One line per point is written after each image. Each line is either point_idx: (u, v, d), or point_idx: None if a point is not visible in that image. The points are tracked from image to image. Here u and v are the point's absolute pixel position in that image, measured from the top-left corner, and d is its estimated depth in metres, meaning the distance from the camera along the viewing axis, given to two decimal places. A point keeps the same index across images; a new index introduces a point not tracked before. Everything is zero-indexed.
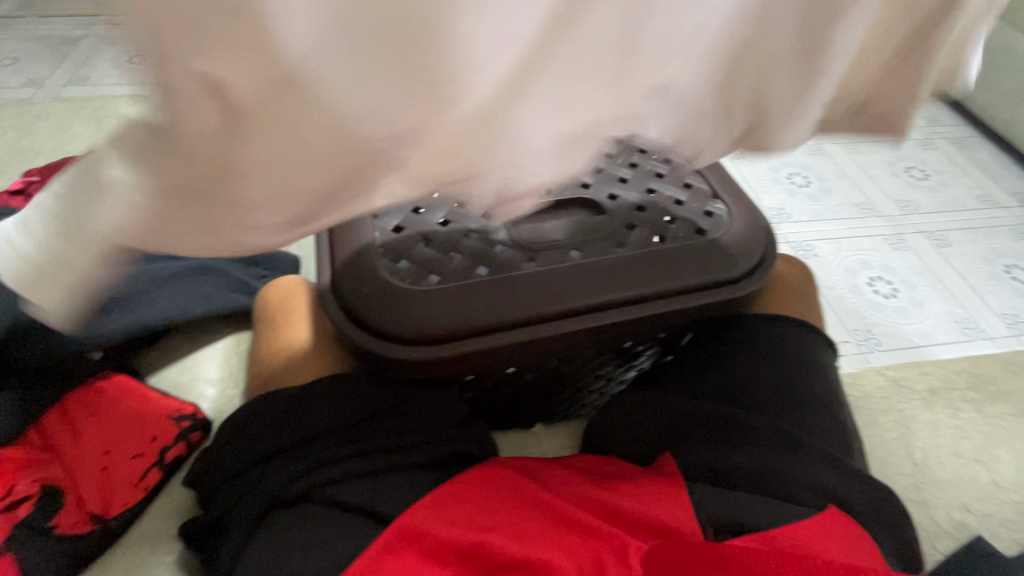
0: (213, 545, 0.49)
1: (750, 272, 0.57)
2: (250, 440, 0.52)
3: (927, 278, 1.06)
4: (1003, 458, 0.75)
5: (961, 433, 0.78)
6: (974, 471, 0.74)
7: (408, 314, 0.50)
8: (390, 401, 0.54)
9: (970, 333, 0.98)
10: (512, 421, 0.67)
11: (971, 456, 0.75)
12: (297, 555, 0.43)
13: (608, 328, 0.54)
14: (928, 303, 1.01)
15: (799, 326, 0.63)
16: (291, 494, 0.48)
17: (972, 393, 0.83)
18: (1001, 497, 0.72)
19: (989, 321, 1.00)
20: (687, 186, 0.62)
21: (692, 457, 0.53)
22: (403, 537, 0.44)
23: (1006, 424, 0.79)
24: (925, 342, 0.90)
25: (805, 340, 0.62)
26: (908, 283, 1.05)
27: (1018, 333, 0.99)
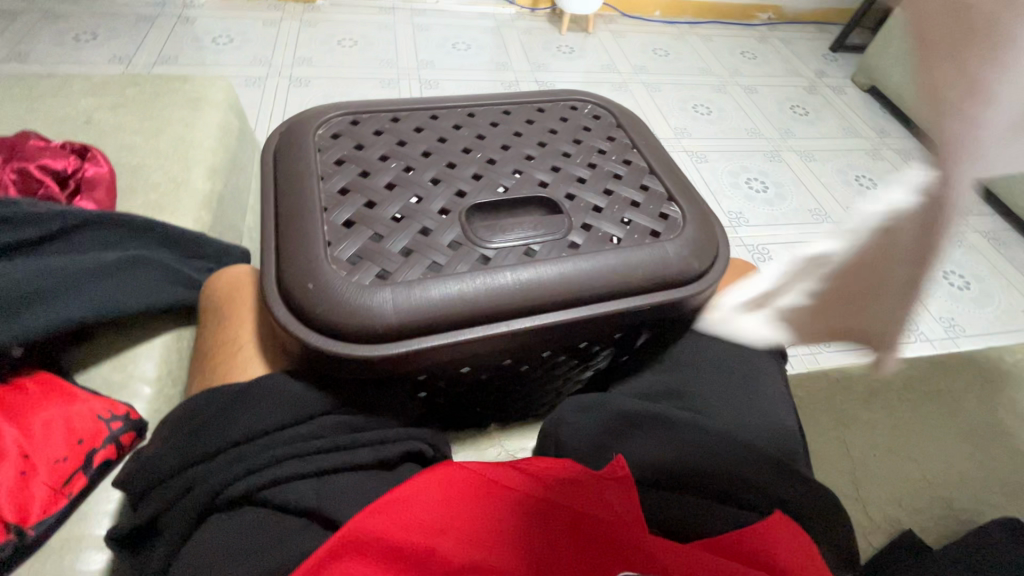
0: (146, 550, 0.46)
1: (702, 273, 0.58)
2: (186, 439, 0.48)
3: None
4: (934, 455, 0.79)
5: (898, 432, 0.81)
6: (909, 467, 0.78)
7: (358, 309, 0.48)
8: (338, 400, 0.52)
9: (911, 335, 1.04)
10: (468, 423, 0.66)
11: (906, 454, 0.79)
12: (236, 562, 0.41)
13: (565, 327, 0.53)
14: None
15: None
16: (229, 498, 0.45)
17: (908, 394, 0.87)
18: (932, 493, 0.75)
19: (927, 324, 1.06)
20: (643, 188, 0.63)
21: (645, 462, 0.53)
22: (352, 543, 0.42)
23: (939, 422, 0.83)
24: None
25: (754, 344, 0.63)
26: None
27: (952, 336, 1.05)
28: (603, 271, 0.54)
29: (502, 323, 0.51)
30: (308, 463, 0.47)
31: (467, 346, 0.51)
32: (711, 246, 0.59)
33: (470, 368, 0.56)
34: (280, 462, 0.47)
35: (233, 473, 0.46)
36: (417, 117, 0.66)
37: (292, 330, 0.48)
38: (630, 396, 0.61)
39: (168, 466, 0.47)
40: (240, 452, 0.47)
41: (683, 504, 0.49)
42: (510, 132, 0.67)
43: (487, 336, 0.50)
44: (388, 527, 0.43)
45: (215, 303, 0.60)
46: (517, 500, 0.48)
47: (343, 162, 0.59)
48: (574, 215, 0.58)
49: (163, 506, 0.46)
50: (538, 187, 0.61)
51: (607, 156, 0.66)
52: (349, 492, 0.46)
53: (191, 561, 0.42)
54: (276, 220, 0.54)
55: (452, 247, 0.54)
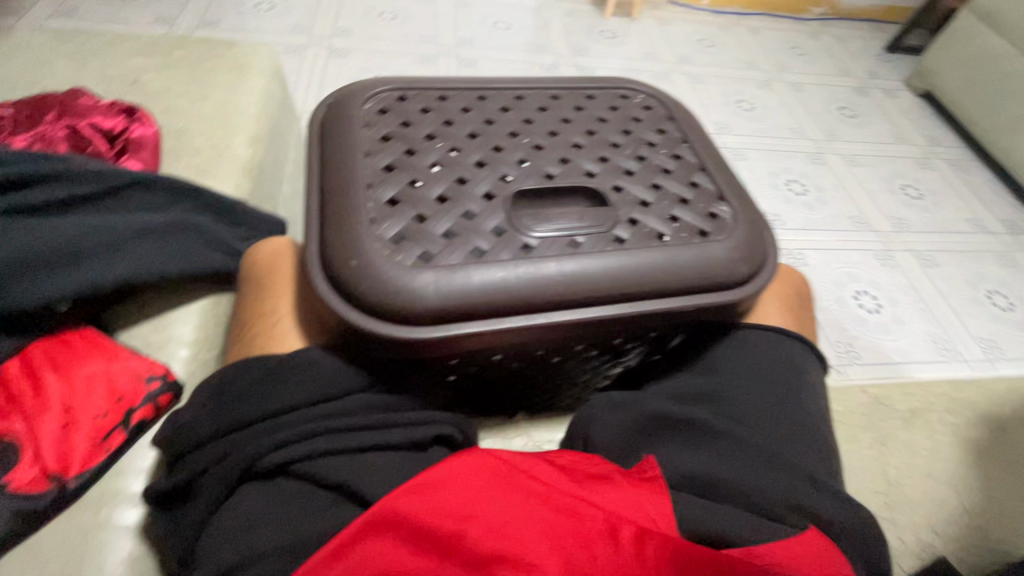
0: (181, 511, 0.47)
1: (750, 278, 0.56)
2: (225, 405, 0.49)
3: (911, 296, 1.12)
4: (975, 482, 0.76)
5: (937, 455, 0.79)
6: (945, 491, 0.75)
7: (400, 290, 0.47)
8: (373, 380, 0.52)
9: (947, 354, 1.03)
10: (496, 410, 0.66)
11: (945, 479, 0.76)
12: (272, 529, 0.43)
13: (604, 322, 0.52)
14: (910, 320, 1.07)
15: (794, 341, 0.63)
16: (266, 466, 0.46)
17: (949, 416, 0.84)
18: (970, 521, 0.72)
19: (965, 344, 1.04)
20: (693, 185, 0.61)
21: (675, 464, 0.52)
22: (382, 521, 0.43)
23: (981, 448, 0.80)
24: (902, 359, 1.00)
25: (796, 354, 0.61)
26: (892, 299, 1.10)
27: (992, 358, 1.03)
28: (647, 268, 0.52)
29: (541, 315, 0.50)
30: (342, 439, 0.47)
31: (505, 335, 0.50)
32: (759, 250, 0.57)
33: (504, 356, 0.55)
34: (315, 436, 0.47)
35: (270, 443, 0.46)
36: (464, 97, 0.65)
37: (333, 306, 0.48)
38: (661, 396, 0.60)
39: (205, 432, 0.48)
40: (277, 423, 0.48)
41: (713, 511, 0.48)
42: (558, 118, 0.65)
43: (526, 327, 0.49)
44: (415, 507, 0.44)
45: (254, 274, 0.61)
46: (546, 493, 0.48)
47: (389, 138, 0.58)
48: (620, 209, 0.57)
49: (200, 470, 0.47)
50: (584, 177, 0.59)
51: (657, 149, 0.64)
52: (384, 470, 0.46)
53: (229, 528, 0.43)
54: (320, 195, 0.54)
55: (495, 234, 0.53)
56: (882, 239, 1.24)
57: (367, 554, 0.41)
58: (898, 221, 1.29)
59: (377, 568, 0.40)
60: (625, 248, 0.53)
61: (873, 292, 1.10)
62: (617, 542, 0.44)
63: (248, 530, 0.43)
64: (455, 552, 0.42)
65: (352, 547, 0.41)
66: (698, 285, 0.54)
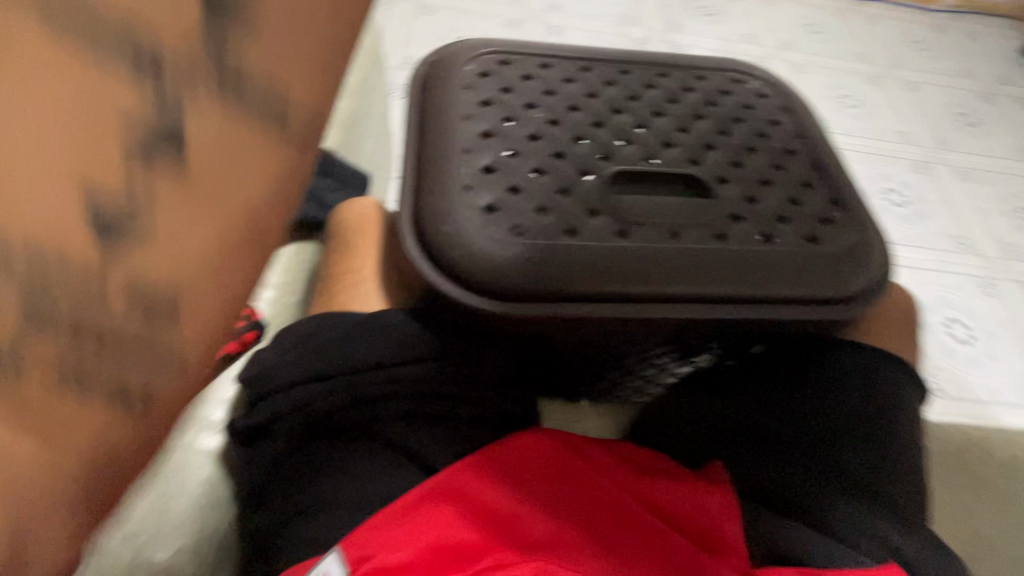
0: (258, 449, 0.49)
1: (861, 293, 0.51)
2: (307, 353, 0.50)
3: (1011, 332, 1.01)
4: None
5: None
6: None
7: (491, 264, 0.47)
8: (450, 348, 0.50)
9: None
10: (560, 395, 0.64)
11: None
12: (347, 483, 0.45)
13: (694, 323, 0.49)
14: (1005, 357, 0.97)
15: (900, 369, 0.57)
16: (343, 423, 0.48)
17: None
18: None
19: None
20: (806, 185, 0.56)
21: (738, 472, 0.52)
22: (447, 491, 0.45)
23: None
24: (991, 401, 0.91)
25: (898, 380, 0.56)
26: (989, 333, 1.00)
27: None
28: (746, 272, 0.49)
29: (629, 307, 0.48)
30: (414, 406, 0.48)
31: (588, 322, 0.48)
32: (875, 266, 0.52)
33: (582, 345, 0.52)
34: (389, 399, 0.48)
35: (348, 400, 0.48)
36: (567, 68, 0.62)
37: (421, 270, 0.48)
38: (737, 403, 0.56)
39: (285, 377, 0.49)
40: (353, 379, 0.48)
41: (781, 535, 0.46)
42: (664, 98, 0.61)
43: (612, 317, 0.47)
44: (476, 487, 0.46)
45: (343, 230, 0.61)
46: (601, 485, 0.48)
47: (489, 104, 0.56)
48: (724, 203, 0.53)
49: (277, 414, 0.48)
50: (687, 164, 0.56)
51: (769, 141, 0.59)
52: (450, 441, 0.49)
53: (307, 473, 0.46)
54: (416, 156, 0.53)
55: (589, 215, 0.50)
56: (985, 266, 1.12)
57: (425, 522, 0.43)
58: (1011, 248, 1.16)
59: (436, 537, 0.43)
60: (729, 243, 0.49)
61: (965, 322, 1.00)
62: (671, 549, 0.44)
63: (325, 479, 0.46)
64: (507, 535, 0.44)
65: (417, 509, 0.44)
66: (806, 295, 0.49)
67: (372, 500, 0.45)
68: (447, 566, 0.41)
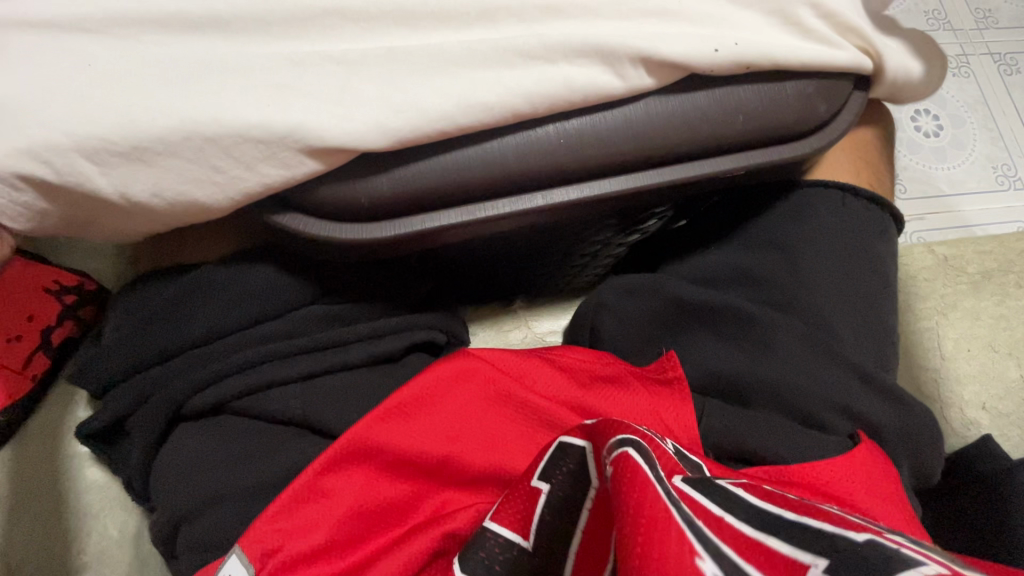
0: (123, 452, 0.43)
1: (819, 187, 0.48)
2: (136, 330, 0.40)
3: (980, 113, 0.85)
4: None
5: (1001, 324, 0.71)
6: (1005, 366, 0.68)
7: (375, 195, 0.35)
8: (347, 309, 0.42)
9: (1004, 182, 0.81)
10: (460, 293, 0.53)
11: (1004, 350, 0.69)
12: (208, 474, 0.38)
13: (643, 193, 0.39)
14: (971, 143, 0.83)
15: (885, 215, 0.48)
16: (198, 407, 0.39)
17: None
18: None
19: None
20: (837, 198, 0.47)
21: (715, 434, 0.41)
22: (356, 454, 0.38)
23: None
24: (953, 191, 0.80)
25: (884, 384, 0.43)
26: (956, 117, 0.84)
27: None
28: (696, 116, 0.37)
29: (537, 194, 0.37)
30: (282, 369, 0.39)
31: (518, 187, 0.36)
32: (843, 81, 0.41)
33: (553, 232, 0.44)
34: (259, 363, 0.39)
35: (198, 380, 0.39)
36: None
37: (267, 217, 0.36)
38: (698, 359, 0.45)
39: (122, 365, 0.40)
40: (208, 354, 0.39)
41: (763, 426, 0.41)
42: None
43: (530, 174, 0.36)
44: (391, 436, 0.39)
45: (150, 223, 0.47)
46: (527, 399, 0.42)
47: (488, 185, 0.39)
48: (755, 179, 0.42)
49: (122, 411, 0.40)
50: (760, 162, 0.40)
51: (795, 181, 0.48)
52: (344, 396, 0.40)
53: (161, 477, 0.39)
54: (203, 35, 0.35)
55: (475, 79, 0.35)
56: (958, 35, 0.89)
57: (341, 490, 0.38)
58: (984, 12, 0.90)
59: (348, 503, 0.37)
60: (675, 92, 0.37)
61: (931, 108, 0.84)
62: None
63: (187, 469, 0.38)
64: (441, 477, 0.40)
65: (318, 488, 0.37)
66: (748, 117, 0.38)
67: (259, 488, 0.37)
68: (374, 528, 0.38)
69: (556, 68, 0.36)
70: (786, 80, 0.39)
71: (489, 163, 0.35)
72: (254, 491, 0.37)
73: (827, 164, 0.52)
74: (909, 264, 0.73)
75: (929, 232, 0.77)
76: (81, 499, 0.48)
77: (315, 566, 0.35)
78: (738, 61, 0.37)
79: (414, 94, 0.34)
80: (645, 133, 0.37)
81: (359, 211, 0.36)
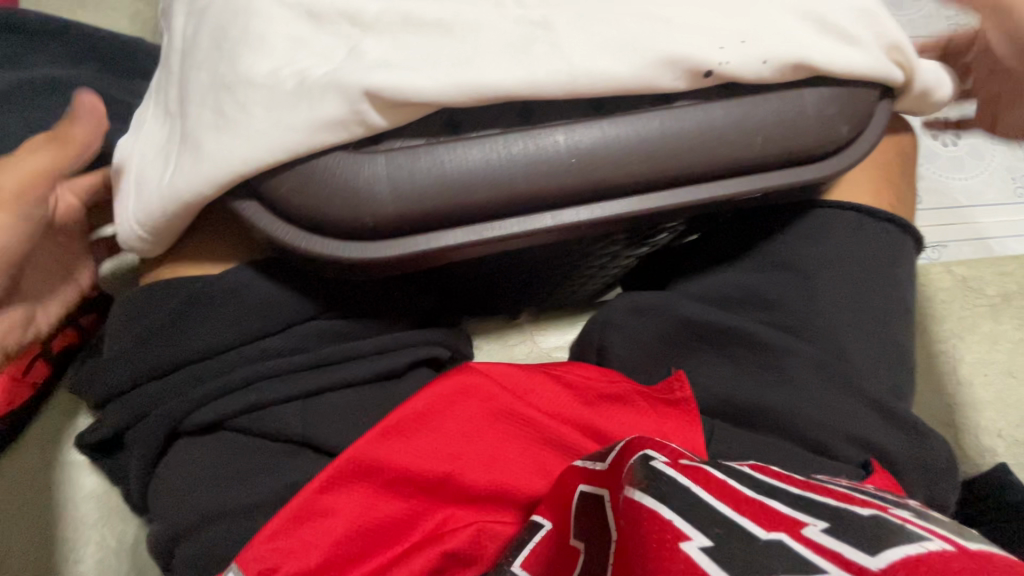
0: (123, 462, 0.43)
1: (838, 207, 0.46)
2: (134, 342, 0.39)
3: None
4: None
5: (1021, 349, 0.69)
6: None
7: (376, 208, 0.34)
8: (349, 324, 0.41)
9: None
10: (465, 302, 0.52)
11: None
12: (204, 489, 0.38)
13: (655, 215, 0.38)
14: (993, 155, 0.80)
15: (907, 238, 0.47)
16: (197, 422, 0.39)
17: None
18: None
19: None
20: (856, 219, 0.46)
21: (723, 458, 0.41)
22: (355, 472, 0.37)
23: None
24: (972, 204, 0.77)
25: (900, 413, 0.42)
26: None
27: None
28: (713, 134, 0.36)
29: (546, 214, 0.36)
30: (284, 384, 0.39)
31: (527, 204, 0.35)
32: (869, 98, 0.39)
33: (562, 248, 0.44)
34: (259, 377, 0.39)
35: (198, 396, 0.38)
36: None
37: (267, 227, 0.35)
38: (707, 380, 0.44)
39: (120, 377, 0.39)
40: (209, 368, 0.39)
41: (771, 452, 0.40)
42: None
43: (540, 192, 0.35)
44: (392, 453, 0.37)
45: None
46: (533, 420, 0.41)
47: None
48: (770, 198, 0.41)
49: (122, 423, 0.40)
50: (779, 182, 0.38)
51: (813, 202, 0.47)
52: (346, 413, 0.40)
53: (159, 491, 0.39)
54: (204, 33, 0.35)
55: (478, 83, 0.34)
56: None
57: (339, 509, 0.37)
58: None
59: (346, 524, 0.36)
60: (689, 107, 0.36)
61: None
62: None
63: (184, 484, 0.38)
64: (440, 497, 0.39)
65: (314, 506, 0.36)
66: (767, 131, 0.37)
67: (256, 506, 0.37)
68: (374, 548, 0.37)
69: (563, 74, 0.34)
70: (805, 87, 0.37)
71: (496, 178, 0.34)
72: (250, 509, 0.37)
73: (842, 180, 0.51)
74: (924, 283, 0.72)
75: (946, 246, 0.75)
76: (79, 508, 0.49)
77: None
78: (754, 59, 0.36)
79: (414, 93, 0.33)
80: (658, 148, 0.35)
81: (358, 223, 0.34)
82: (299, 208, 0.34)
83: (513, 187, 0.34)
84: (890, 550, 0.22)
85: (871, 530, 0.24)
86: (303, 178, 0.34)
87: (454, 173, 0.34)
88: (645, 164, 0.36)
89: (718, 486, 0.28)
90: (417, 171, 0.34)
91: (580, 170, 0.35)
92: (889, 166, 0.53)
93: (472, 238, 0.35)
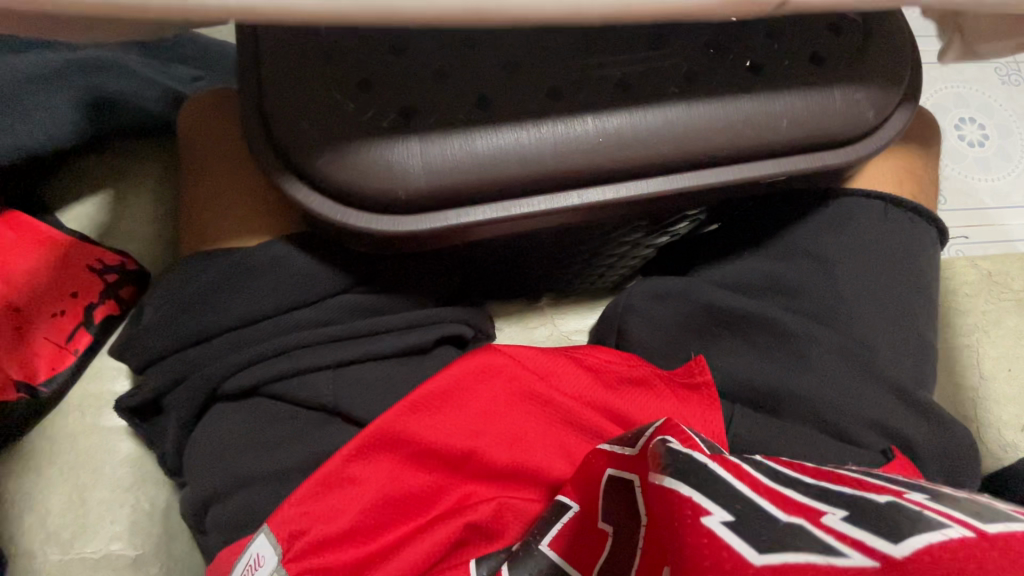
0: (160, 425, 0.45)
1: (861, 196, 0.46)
2: (174, 310, 0.41)
3: None
4: None
5: None
6: None
7: (409, 182, 0.35)
8: (377, 300, 0.42)
9: None
10: (487, 285, 0.53)
11: None
12: (238, 453, 0.39)
13: (679, 195, 0.38)
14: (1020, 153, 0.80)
15: (930, 229, 0.47)
16: (232, 389, 0.40)
17: None
18: None
19: None
20: (881, 207, 0.46)
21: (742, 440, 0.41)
22: (382, 443, 0.38)
23: None
24: (997, 202, 0.77)
25: (922, 400, 0.42)
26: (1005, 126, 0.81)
27: None
28: (739, 117, 0.37)
29: (572, 192, 0.37)
30: (315, 355, 0.40)
31: (554, 182, 0.36)
32: (897, 86, 0.39)
33: (586, 228, 0.44)
34: (291, 347, 0.40)
35: (233, 364, 0.40)
36: None
37: (303, 201, 0.36)
38: (727, 364, 0.45)
39: (159, 345, 0.41)
40: (243, 339, 0.40)
41: (789, 434, 0.41)
42: None
43: (568, 170, 0.36)
44: (418, 426, 0.38)
45: (186, 205, 0.48)
46: (554, 398, 0.41)
47: None
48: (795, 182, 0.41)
49: (162, 389, 0.42)
50: (805, 166, 0.39)
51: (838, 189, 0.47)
52: (373, 385, 0.41)
53: (194, 454, 0.40)
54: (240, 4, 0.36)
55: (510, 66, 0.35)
56: None
57: (367, 478, 0.38)
58: None
59: (373, 493, 0.38)
60: (717, 91, 0.36)
61: (977, 117, 0.80)
62: None
63: (219, 447, 0.39)
64: (465, 471, 0.40)
65: (343, 474, 0.37)
66: (793, 116, 0.37)
67: (288, 471, 0.38)
68: (399, 517, 0.38)
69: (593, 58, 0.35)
70: (832, 73, 0.38)
71: (525, 156, 0.35)
72: (283, 473, 0.38)
73: (867, 170, 0.51)
74: (948, 278, 0.71)
75: (970, 243, 0.74)
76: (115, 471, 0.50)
77: (339, 548, 0.36)
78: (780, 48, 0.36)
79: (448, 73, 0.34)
80: (684, 129, 0.36)
81: (392, 197, 0.35)
82: (334, 183, 0.36)
83: (541, 165, 0.35)
84: (910, 539, 0.23)
85: (888, 519, 0.24)
86: (337, 153, 0.35)
87: (483, 150, 0.35)
88: (672, 147, 0.36)
89: (737, 470, 0.28)
90: (448, 146, 0.35)
91: (607, 151, 0.36)
92: (913, 156, 0.53)
93: (501, 213, 0.36)
